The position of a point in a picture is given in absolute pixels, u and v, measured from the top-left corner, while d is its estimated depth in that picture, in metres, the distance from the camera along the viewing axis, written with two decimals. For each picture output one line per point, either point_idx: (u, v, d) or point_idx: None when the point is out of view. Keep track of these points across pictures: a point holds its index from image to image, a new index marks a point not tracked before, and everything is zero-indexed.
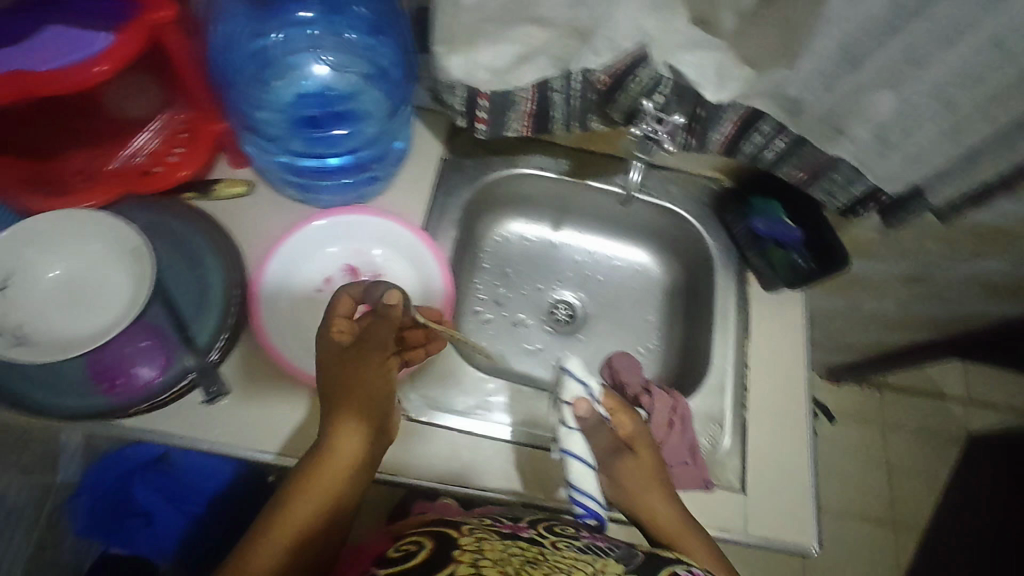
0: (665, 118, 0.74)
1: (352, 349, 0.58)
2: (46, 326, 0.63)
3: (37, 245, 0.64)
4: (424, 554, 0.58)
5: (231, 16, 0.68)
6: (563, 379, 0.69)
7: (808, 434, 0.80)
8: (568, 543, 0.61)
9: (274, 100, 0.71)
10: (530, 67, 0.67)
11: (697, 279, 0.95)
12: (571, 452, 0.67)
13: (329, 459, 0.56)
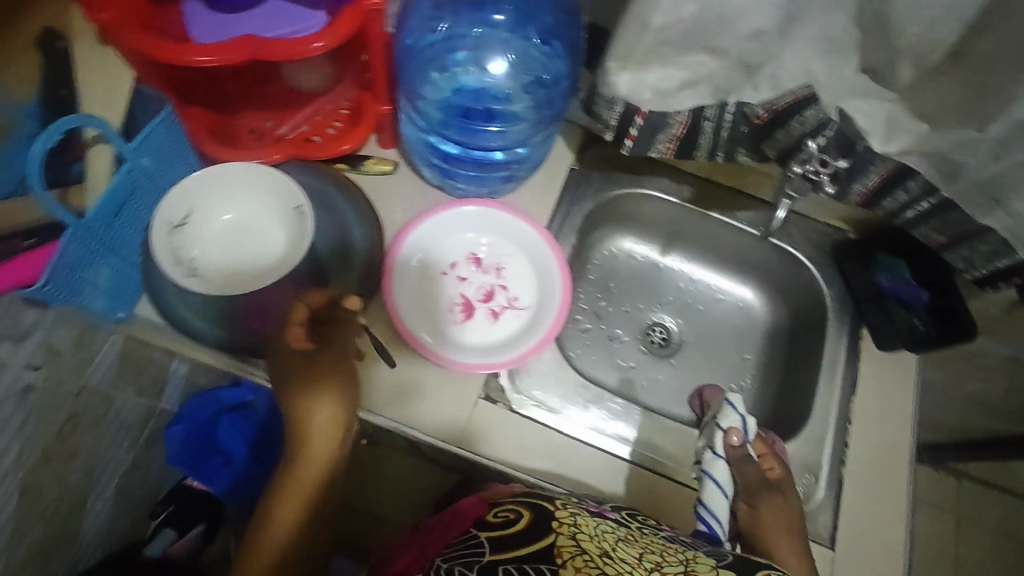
0: (829, 162, 0.73)
1: (311, 358, 0.66)
2: (218, 262, 0.71)
3: (217, 191, 0.70)
4: (523, 521, 0.62)
5: (427, 6, 0.74)
6: (724, 409, 0.77)
7: (909, 505, 0.77)
8: (652, 531, 0.66)
9: (439, 89, 0.75)
10: (692, 93, 0.68)
11: (805, 326, 0.93)
12: (711, 475, 0.72)
13: (304, 438, 0.65)
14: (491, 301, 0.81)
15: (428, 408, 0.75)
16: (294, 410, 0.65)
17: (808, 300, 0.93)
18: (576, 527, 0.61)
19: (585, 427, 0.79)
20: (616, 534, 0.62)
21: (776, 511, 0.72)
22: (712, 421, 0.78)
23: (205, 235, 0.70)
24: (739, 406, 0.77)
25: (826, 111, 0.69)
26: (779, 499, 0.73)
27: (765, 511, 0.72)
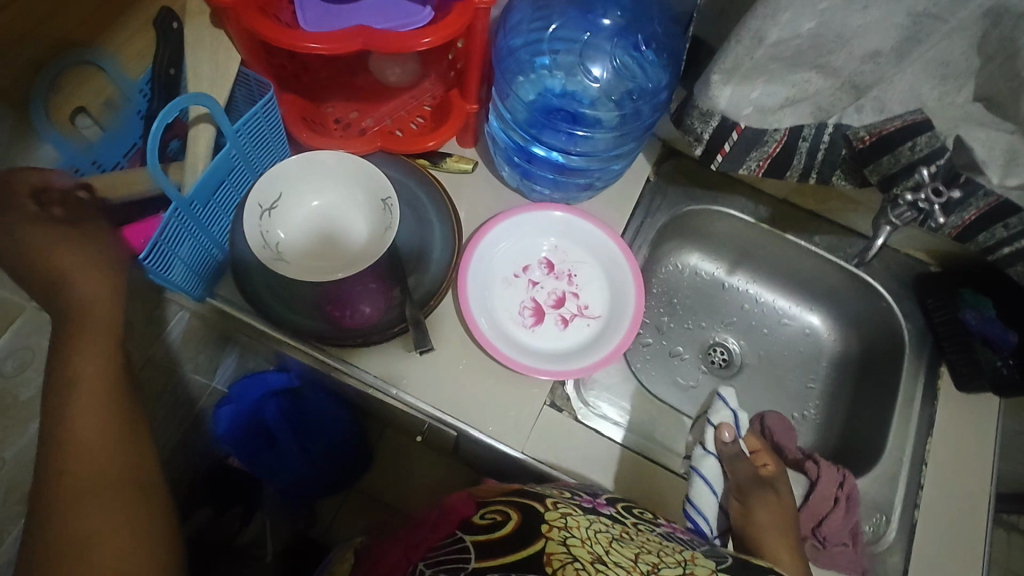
0: (944, 192, 0.67)
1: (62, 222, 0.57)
2: (302, 248, 0.71)
3: (307, 178, 0.72)
4: (512, 523, 0.60)
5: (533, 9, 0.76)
6: (715, 403, 0.80)
7: (984, 556, 0.74)
8: (648, 528, 0.63)
9: (530, 90, 0.77)
10: (793, 111, 0.67)
11: (878, 359, 0.90)
12: (700, 472, 0.72)
13: (72, 395, 0.52)
14: (562, 307, 0.80)
15: (492, 409, 0.73)
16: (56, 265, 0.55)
17: (882, 332, 0.90)
18: (566, 531, 0.58)
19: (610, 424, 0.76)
20: (609, 533, 0.59)
21: (772, 509, 0.70)
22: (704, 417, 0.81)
23: (292, 221, 0.71)
24: (729, 401, 0.80)
25: (941, 138, 0.65)
26: (773, 497, 0.71)
27: (759, 508, 0.70)
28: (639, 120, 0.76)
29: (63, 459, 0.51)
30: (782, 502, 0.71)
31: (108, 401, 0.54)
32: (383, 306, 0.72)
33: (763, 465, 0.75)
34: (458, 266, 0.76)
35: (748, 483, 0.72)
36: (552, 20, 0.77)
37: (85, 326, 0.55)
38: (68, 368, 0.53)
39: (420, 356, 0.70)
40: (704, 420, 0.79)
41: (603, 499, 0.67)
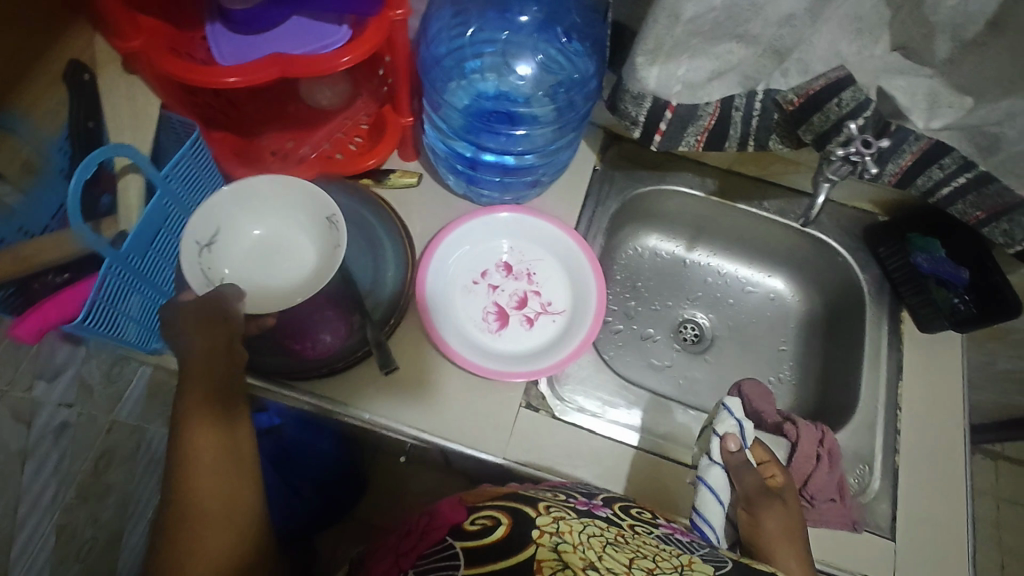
0: (873, 142, 0.68)
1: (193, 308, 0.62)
2: (249, 277, 0.70)
3: (246, 205, 0.70)
4: (504, 529, 0.59)
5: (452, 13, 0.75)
6: (720, 413, 0.73)
7: (966, 489, 0.75)
8: (646, 530, 0.62)
9: (467, 95, 0.76)
10: (721, 82, 0.68)
11: (842, 313, 0.91)
12: (705, 482, 0.68)
13: (192, 447, 0.58)
14: (525, 307, 0.80)
15: (469, 419, 0.72)
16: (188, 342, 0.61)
17: (842, 285, 0.91)
18: (558, 536, 0.58)
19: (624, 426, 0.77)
20: (603, 537, 0.59)
21: (776, 518, 0.65)
22: (710, 425, 0.74)
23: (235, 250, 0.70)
24: (735, 410, 0.72)
25: (863, 91, 0.66)
26: (789, 508, 0.66)
27: (767, 519, 0.65)
28: (576, 112, 0.76)
29: (184, 504, 0.56)
30: (790, 510, 0.66)
31: (226, 473, 0.58)
32: (344, 332, 0.71)
33: (771, 477, 0.70)
34: (415, 281, 0.75)
35: (757, 493, 0.67)
36: (475, 20, 0.76)
37: (206, 390, 0.60)
38: (186, 450, 0.58)
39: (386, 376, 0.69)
40: (710, 429, 0.73)
41: (599, 500, 0.67)
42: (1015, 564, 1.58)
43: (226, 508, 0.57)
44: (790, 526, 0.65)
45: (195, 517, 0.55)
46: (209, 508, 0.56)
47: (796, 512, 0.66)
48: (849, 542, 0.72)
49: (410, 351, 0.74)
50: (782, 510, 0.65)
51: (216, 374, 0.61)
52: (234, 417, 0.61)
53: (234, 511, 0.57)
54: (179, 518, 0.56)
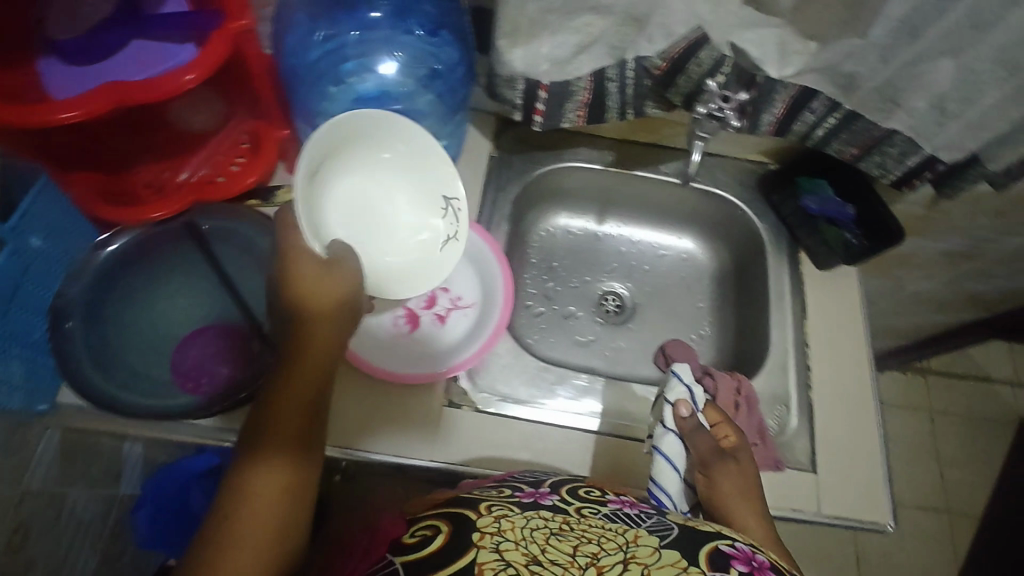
0: (731, 96, 0.72)
1: (305, 315, 0.57)
2: (353, 223, 0.65)
3: (361, 142, 0.64)
4: (444, 536, 0.57)
5: (303, 20, 0.71)
6: (670, 380, 0.74)
7: (876, 412, 0.79)
8: (593, 511, 0.62)
9: (339, 101, 0.74)
10: (588, 56, 0.68)
11: (748, 263, 0.94)
12: (661, 451, 0.69)
13: (260, 468, 0.52)
14: (434, 305, 0.79)
15: (398, 428, 0.72)
16: (302, 351, 0.56)
17: (744, 237, 0.94)
18: (499, 535, 0.57)
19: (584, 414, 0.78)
20: (548, 528, 0.58)
21: (733, 478, 0.68)
22: (661, 395, 0.75)
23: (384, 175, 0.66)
24: (684, 375, 0.75)
25: (719, 49, 0.69)
26: (740, 470, 0.69)
27: (721, 479, 0.68)
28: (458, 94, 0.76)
29: (232, 524, 0.50)
30: (742, 469, 0.69)
31: (287, 511, 0.51)
32: (243, 363, 0.68)
33: (724, 438, 0.72)
34: None
35: (715, 463, 0.69)
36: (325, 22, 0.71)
37: (284, 406, 0.54)
38: (253, 473, 0.51)
39: (292, 401, 0.67)
40: (662, 398, 0.74)
41: (547, 486, 0.66)
42: (953, 469, 1.69)
43: (274, 548, 0.50)
44: (743, 483, 0.68)
45: (238, 540, 0.49)
46: (254, 543, 0.49)
47: (746, 469, 0.70)
48: (773, 481, 0.75)
49: None
50: (735, 468, 0.68)
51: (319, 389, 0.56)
52: (313, 452, 0.55)
53: (281, 549, 0.51)
54: (221, 541, 0.49)
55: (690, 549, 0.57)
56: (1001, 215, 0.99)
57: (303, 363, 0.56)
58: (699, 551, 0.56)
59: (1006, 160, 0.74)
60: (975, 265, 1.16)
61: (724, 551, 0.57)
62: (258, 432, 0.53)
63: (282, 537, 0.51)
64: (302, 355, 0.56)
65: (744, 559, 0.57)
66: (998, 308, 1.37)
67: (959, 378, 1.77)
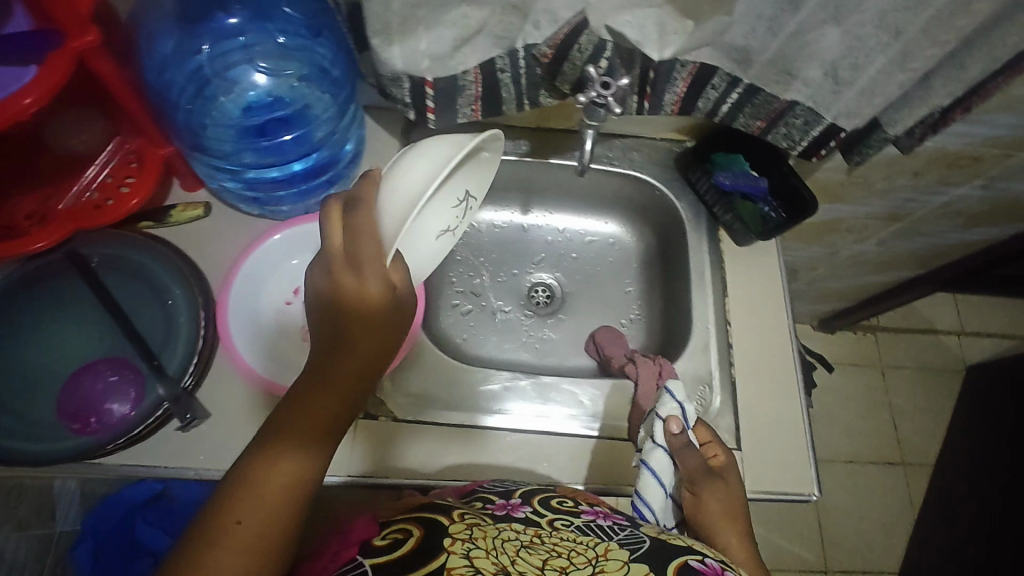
0: (611, 82, 0.67)
1: (348, 306, 0.49)
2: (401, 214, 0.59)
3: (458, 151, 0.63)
4: (412, 542, 0.58)
5: (160, 39, 0.65)
6: (663, 396, 0.72)
7: (798, 385, 0.80)
8: (565, 523, 0.63)
9: (222, 119, 0.70)
10: (471, 48, 0.65)
11: (671, 243, 0.94)
12: (649, 466, 0.68)
13: (270, 467, 0.49)
14: None
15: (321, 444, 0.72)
16: (338, 347, 0.50)
17: (666, 218, 0.94)
18: (471, 543, 0.57)
19: (532, 416, 0.78)
20: (518, 540, 0.59)
21: (719, 497, 0.68)
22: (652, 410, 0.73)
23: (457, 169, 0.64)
24: (677, 392, 0.71)
25: (596, 33, 0.66)
26: (727, 487, 0.70)
27: (708, 498, 0.68)
28: (344, 91, 0.73)
29: (232, 520, 0.47)
30: (729, 487, 0.69)
31: (287, 517, 0.49)
32: (137, 396, 0.65)
33: (713, 457, 0.71)
34: (215, 324, 0.71)
35: (706, 485, 0.68)
36: (184, 36, 0.67)
37: (310, 406, 0.50)
38: (264, 471, 0.49)
39: (187, 432, 0.66)
40: (653, 413, 0.71)
41: (518, 498, 0.67)
42: (907, 421, 1.74)
43: (268, 551, 0.48)
44: (728, 502, 0.68)
45: (236, 539, 0.47)
46: (253, 544, 0.47)
47: (730, 479, 0.70)
48: None
49: (222, 395, 0.70)
50: (723, 488, 0.68)
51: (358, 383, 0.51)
52: (329, 454, 0.52)
53: (278, 552, 0.49)
54: (217, 533, 0.47)
55: (658, 560, 0.58)
56: (919, 175, 0.99)
57: (360, 345, 0.50)
58: (668, 563, 0.58)
59: (903, 125, 0.74)
60: (903, 224, 1.17)
61: (691, 565, 0.58)
62: (277, 428, 0.50)
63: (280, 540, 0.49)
64: (343, 355, 0.50)
65: (711, 573, 0.58)
66: (934, 264, 1.39)
67: (908, 333, 1.80)
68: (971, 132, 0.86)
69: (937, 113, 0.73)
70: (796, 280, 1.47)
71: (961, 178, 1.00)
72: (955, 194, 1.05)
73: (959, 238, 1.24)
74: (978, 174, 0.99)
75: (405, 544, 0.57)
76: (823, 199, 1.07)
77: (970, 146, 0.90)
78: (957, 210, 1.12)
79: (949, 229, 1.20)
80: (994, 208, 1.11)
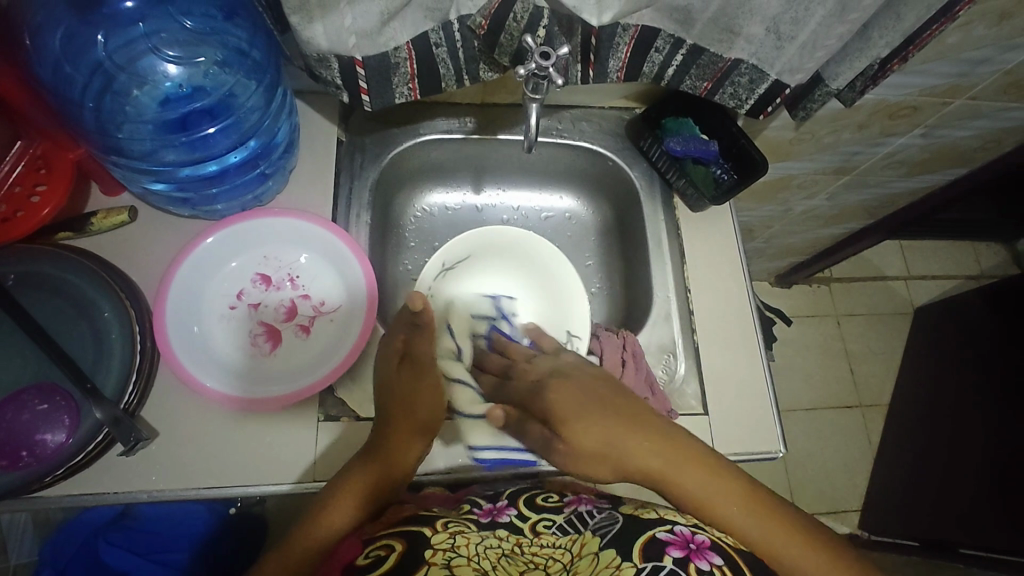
0: (551, 53, 0.63)
1: (406, 363, 0.68)
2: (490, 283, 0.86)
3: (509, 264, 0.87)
4: (397, 557, 0.60)
5: (50, 31, 0.59)
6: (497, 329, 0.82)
7: (759, 346, 0.81)
8: (548, 523, 0.67)
9: (136, 116, 0.65)
10: (400, 23, 0.61)
11: (626, 213, 0.92)
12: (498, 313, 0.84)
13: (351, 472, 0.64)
14: (296, 316, 0.73)
15: (283, 452, 0.67)
16: (400, 389, 0.67)
17: (619, 188, 0.92)
18: (452, 551, 0.61)
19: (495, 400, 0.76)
20: (500, 548, 0.63)
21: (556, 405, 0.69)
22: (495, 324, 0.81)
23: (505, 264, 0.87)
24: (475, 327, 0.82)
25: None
26: (621, 412, 0.62)
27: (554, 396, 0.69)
28: (265, 75, 0.67)
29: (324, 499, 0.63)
30: (582, 383, 0.65)
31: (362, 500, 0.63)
32: (73, 424, 0.61)
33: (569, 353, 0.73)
34: (153, 335, 0.66)
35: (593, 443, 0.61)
36: (73, 24, 0.60)
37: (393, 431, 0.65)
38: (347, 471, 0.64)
39: (130, 456, 0.62)
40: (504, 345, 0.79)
41: (503, 501, 0.70)
42: (863, 365, 1.81)
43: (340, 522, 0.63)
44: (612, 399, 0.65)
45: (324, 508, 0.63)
46: (334, 517, 0.62)
47: (621, 401, 0.64)
48: None
49: (171, 411, 0.66)
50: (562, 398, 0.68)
51: (415, 450, 0.65)
52: (398, 462, 0.64)
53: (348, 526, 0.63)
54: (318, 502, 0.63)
55: (624, 544, 0.61)
56: (865, 128, 1.00)
57: (421, 391, 0.67)
58: (632, 542, 0.61)
59: (845, 79, 0.74)
60: (850, 177, 1.19)
61: (659, 539, 0.61)
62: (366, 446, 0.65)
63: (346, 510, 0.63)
64: (411, 391, 0.67)
65: (681, 543, 0.60)
66: (881, 214, 1.43)
67: (860, 281, 1.87)
68: (909, 83, 0.87)
69: (876, 65, 0.73)
70: (752, 239, 1.49)
71: (902, 128, 1.02)
72: (897, 145, 1.07)
73: (901, 187, 1.28)
74: (918, 122, 1.00)
75: (389, 559, 0.59)
76: (774, 158, 1.08)
77: (909, 96, 0.91)
78: (900, 160, 1.15)
79: (893, 179, 1.23)
80: (934, 155, 1.14)
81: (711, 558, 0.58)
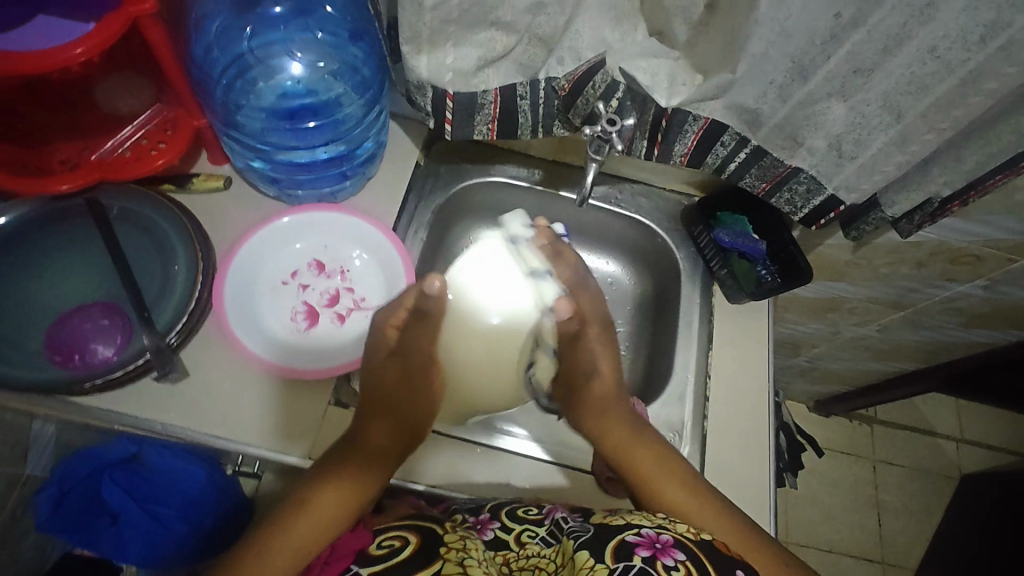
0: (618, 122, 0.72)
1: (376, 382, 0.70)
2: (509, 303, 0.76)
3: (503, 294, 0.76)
4: (411, 546, 0.59)
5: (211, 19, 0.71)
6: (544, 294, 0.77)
7: (769, 449, 0.80)
8: (531, 534, 0.64)
9: (256, 102, 0.76)
10: (494, 71, 0.70)
11: (665, 290, 0.95)
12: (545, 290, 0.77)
13: (337, 484, 0.65)
14: (336, 304, 0.80)
15: (294, 425, 0.71)
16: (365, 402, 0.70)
17: (664, 264, 0.95)
18: (465, 552, 0.58)
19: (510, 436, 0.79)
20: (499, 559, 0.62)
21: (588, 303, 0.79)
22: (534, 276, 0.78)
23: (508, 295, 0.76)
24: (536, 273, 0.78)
25: (612, 73, 0.70)
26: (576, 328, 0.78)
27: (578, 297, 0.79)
28: (369, 90, 0.77)
29: (301, 510, 0.63)
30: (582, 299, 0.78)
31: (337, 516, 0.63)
32: (122, 343, 0.69)
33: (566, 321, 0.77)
34: (212, 288, 0.74)
35: (594, 404, 0.76)
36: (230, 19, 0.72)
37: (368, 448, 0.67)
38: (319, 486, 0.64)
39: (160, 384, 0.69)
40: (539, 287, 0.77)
41: (486, 514, 0.67)
42: (893, 520, 1.68)
43: (307, 540, 0.61)
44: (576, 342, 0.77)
45: (299, 519, 0.62)
46: (307, 530, 0.62)
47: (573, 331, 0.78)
48: None
49: (204, 359, 0.72)
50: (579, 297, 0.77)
51: (382, 441, 0.68)
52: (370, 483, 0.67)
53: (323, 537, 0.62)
54: (287, 515, 0.62)
55: (596, 545, 0.56)
56: (922, 267, 1.00)
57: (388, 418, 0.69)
58: (605, 544, 0.56)
59: (900, 208, 0.76)
60: (904, 313, 1.17)
61: (628, 541, 0.56)
62: (341, 456, 0.67)
63: (322, 524, 0.62)
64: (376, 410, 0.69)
65: (648, 544, 0.56)
66: (934, 362, 1.37)
67: (905, 430, 1.77)
68: (970, 230, 0.88)
69: (936, 202, 0.75)
70: (797, 354, 1.46)
71: (961, 276, 1.01)
72: (955, 291, 1.06)
73: (958, 337, 1.24)
74: (979, 274, 0.99)
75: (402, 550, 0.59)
76: (825, 276, 1.08)
77: (969, 243, 0.91)
78: (958, 309, 1.12)
79: (949, 327, 1.20)
80: (995, 311, 1.11)
81: (676, 554, 0.54)
